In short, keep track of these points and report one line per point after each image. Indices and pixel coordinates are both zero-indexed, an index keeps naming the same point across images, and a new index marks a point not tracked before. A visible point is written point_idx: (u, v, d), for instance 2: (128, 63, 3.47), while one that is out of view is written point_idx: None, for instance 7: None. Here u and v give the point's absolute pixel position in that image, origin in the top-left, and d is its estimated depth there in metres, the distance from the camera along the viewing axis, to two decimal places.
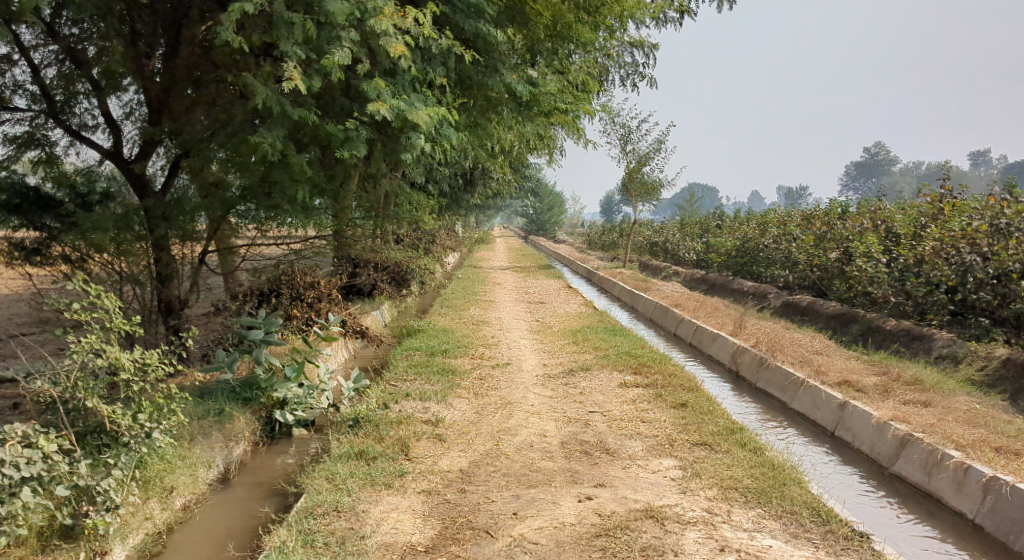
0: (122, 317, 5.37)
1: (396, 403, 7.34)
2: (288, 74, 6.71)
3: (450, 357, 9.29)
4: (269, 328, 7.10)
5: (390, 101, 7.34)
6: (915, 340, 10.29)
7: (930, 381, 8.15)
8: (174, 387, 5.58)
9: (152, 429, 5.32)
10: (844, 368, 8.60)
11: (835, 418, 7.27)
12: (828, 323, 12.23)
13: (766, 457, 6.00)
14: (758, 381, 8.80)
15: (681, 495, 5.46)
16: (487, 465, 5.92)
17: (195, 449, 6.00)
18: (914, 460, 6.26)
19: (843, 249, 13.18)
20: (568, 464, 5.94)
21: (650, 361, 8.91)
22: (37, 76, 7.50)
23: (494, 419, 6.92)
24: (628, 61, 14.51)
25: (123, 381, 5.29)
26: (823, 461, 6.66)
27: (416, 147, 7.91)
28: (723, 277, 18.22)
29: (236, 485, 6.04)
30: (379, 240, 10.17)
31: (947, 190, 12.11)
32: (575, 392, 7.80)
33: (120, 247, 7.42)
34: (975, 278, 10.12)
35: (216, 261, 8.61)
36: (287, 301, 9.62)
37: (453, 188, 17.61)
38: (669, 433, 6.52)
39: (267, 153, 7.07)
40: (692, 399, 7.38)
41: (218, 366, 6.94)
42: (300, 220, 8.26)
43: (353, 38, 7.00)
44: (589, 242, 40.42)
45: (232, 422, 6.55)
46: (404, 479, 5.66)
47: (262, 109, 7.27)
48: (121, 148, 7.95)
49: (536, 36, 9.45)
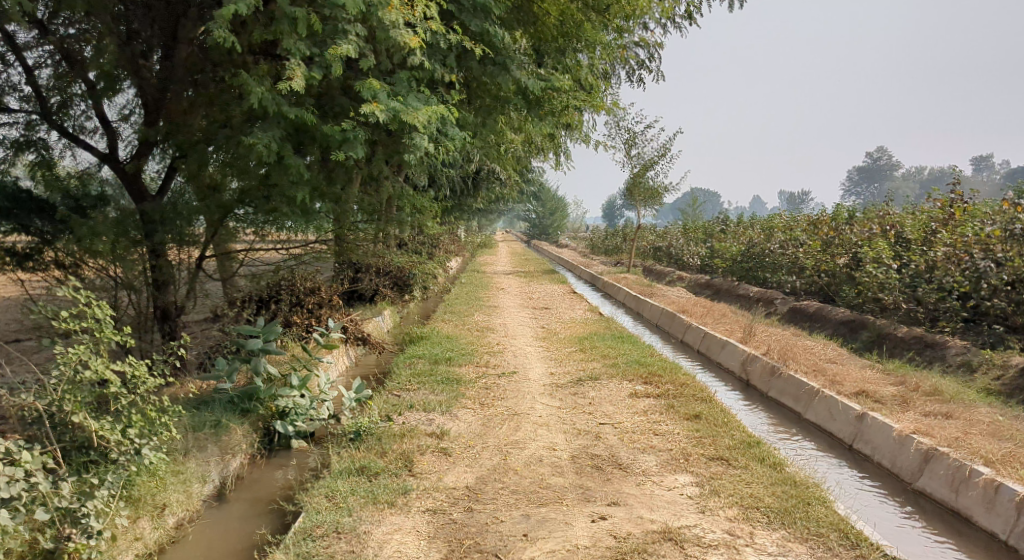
0: (112, 326, 5.09)
1: (400, 415, 7.07)
2: (290, 70, 6.50)
3: (454, 365, 9.05)
4: (268, 336, 6.88)
5: (386, 102, 7.11)
6: (928, 347, 10.02)
7: (950, 392, 7.87)
8: (167, 400, 5.34)
9: (142, 446, 5.09)
10: (859, 377, 8.33)
11: (853, 430, 7.02)
12: (838, 330, 11.95)
13: (788, 473, 5.73)
14: (770, 391, 8.54)
15: (700, 515, 5.20)
16: (494, 481, 5.66)
17: (190, 464, 5.74)
18: (940, 476, 6.01)
19: (852, 254, 12.92)
20: (579, 481, 5.68)
21: (659, 370, 8.63)
22: (31, 77, 7.30)
23: (501, 432, 6.66)
24: (635, 58, 14.28)
25: (112, 394, 5.03)
26: (844, 477, 6.40)
27: (420, 148, 7.68)
28: (727, 282, 17.91)
29: (232, 502, 5.80)
30: (381, 244, 9.93)
31: (958, 195, 11.77)
32: (584, 403, 7.53)
33: (116, 254, 7.17)
34: (989, 284, 9.86)
35: (214, 266, 8.43)
36: (287, 307, 9.40)
37: (456, 192, 17.40)
38: (683, 447, 6.26)
39: (263, 155, 6.87)
40: (706, 410, 7.11)
41: (216, 376, 6.75)
42: (299, 223, 8.03)
43: (357, 35, 6.79)
44: (592, 247, 40.20)
45: (229, 434, 6.30)
46: (407, 497, 5.40)
47: (259, 109, 7.06)
48: (116, 150, 7.75)
49: (545, 34, 9.22)
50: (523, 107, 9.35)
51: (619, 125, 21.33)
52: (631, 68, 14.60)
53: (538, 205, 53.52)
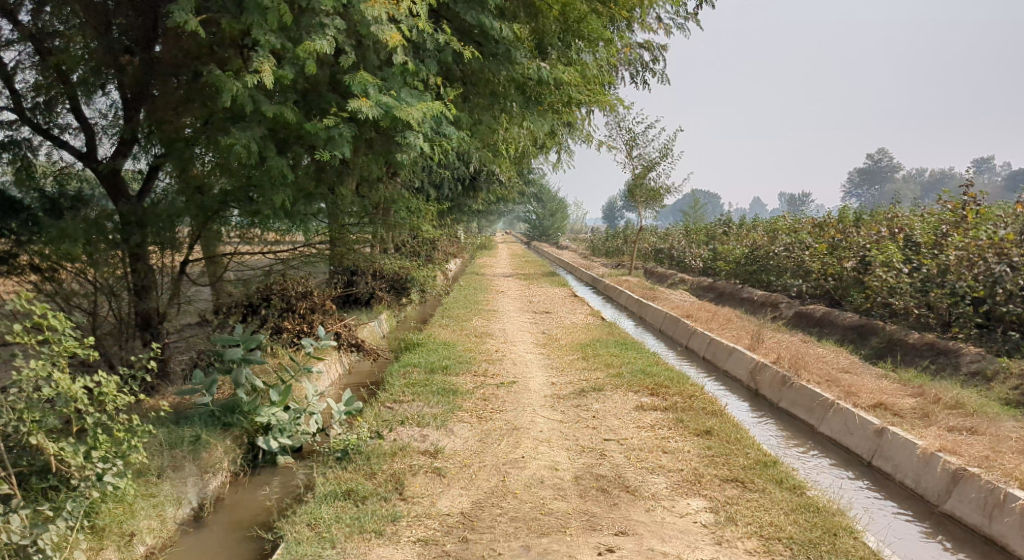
0: (73, 339, 4.63)
1: (392, 431, 6.61)
2: (259, 65, 6.13)
3: (451, 374, 8.62)
4: (250, 345, 6.46)
5: (374, 98, 6.67)
6: (941, 354, 9.59)
7: (973, 405, 7.44)
8: (137, 418, 4.89)
9: (105, 471, 4.66)
10: (876, 388, 7.90)
11: (872, 447, 6.62)
12: (846, 336, 11.53)
13: (809, 498, 5.31)
14: (780, 401, 8.13)
15: (716, 548, 4.80)
16: (492, 507, 5.24)
17: (164, 485, 5.32)
18: (971, 499, 5.61)
19: (859, 258, 12.42)
20: (583, 505, 5.26)
21: (666, 381, 8.19)
22: (6, 73, 6.71)
23: (499, 449, 6.25)
24: (637, 58, 13.84)
25: (75, 414, 4.62)
26: (866, 500, 5.99)
27: (412, 147, 7.25)
28: (732, 284, 17.44)
29: (210, 526, 5.41)
30: (377, 248, 9.50)
31: (970, 197, 11.24)
32: (588, 416, 7.12)
33: (93, 257, 6.80)
34: (1004, 290, 9.43)
35: (199, 270, 7.93)
36: (277, 313, 8.92)
37: (454, 194, 17.03)
38: (695, 467, 5.83)
39: (243, 154, 6.47)
40: (716, 425, 6.69)
41: (194, 389, 6.28)
42: (288, 223, 7.59)
43: (337, 26, 6.44)
44: (593, 248, 39.81)
45: (208, 451, 5.88)
46: (397, 525, 4.99)
47: (238, 107, 6.63)
48: (95, 149, 7.22)
49: (547, 28, 8.76)
50: (520, 103, 8.89)
51: (620, 125, 20.94)
52: (633, 67, 14.17)
53: (538, 205, 52.91)
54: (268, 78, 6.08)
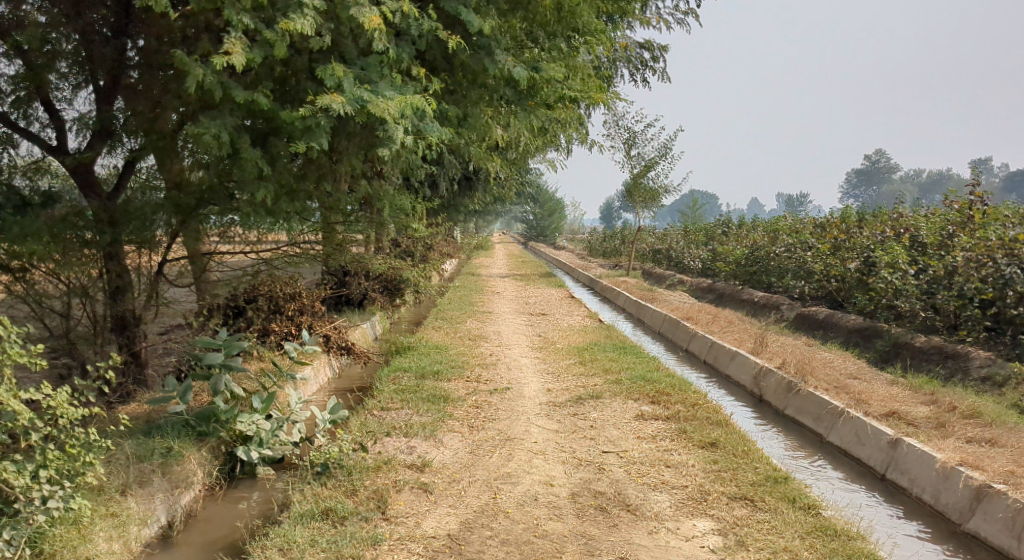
0: (19, 345, 4.19)
1: (378, 441, 6.21)
2: (229, 47, 5.70)
3: (443, 380, 8.22)
4: (232, 350, 6.01)
5: (351, 90, 6.28)
6: (949, 358, 9.18)
7: (990, 414, 7.02)
8: (94, 433, 4.54)
9: (51, 495, 4.35)
10: (886, 396, 7.50)
11: (886, 459, 6.24)
12: (849, 339, 11.13)
13: (824, 519, 4.94)
14: (787, 408, 7.74)
15: None
16: (481, 528, 4.85)
17: (128, 502, 4.92)
18: (997, 520, 5.23)
19: (863, 259, 11.99)
20: (580, 526, 4.88)
21: (668, 388, 7.80)
22: None
23: (491, 462, 5.85)
24: (634, 55, 13.44)
25: (21, 429, 4.25)
26: (882, 519, 5.61)
27: (394, 141, 6.82)
28: (731, 286, 17.04)
29: (180, 546, 5.02)
30: (364, 248, 9.08)
31: (976, 197, 10.80)
32: (585, 425, 6.74)
33: (63, 257, 6.40)
34: (1015, 292, 9.01)
35: (178, 271, 7.50)
36: (264, 315, 8.54)
37: (449, 192, 16.63)
38: (701, 483, 5.44)
39: (213, 147, 6.02)
40: (722, 437, 6.30)
41: (166, 397, 5.78)
42: (271, 221, 7.05)
43: (315, 7, 6.02)
44: (591, 248, 39.36)
45: (180, 465, 5.45)
46: (378, 550, 4.61)
47: (210, 94, 6.20)
48: (66, 142, 6.77)
49: (536, 18, 8.34)
50: (508, 97, 8.46)
51: (618, 124, 20.55)
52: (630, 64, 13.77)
53: (537, 205, 52.52)
54: (240, 61, 5.65)
